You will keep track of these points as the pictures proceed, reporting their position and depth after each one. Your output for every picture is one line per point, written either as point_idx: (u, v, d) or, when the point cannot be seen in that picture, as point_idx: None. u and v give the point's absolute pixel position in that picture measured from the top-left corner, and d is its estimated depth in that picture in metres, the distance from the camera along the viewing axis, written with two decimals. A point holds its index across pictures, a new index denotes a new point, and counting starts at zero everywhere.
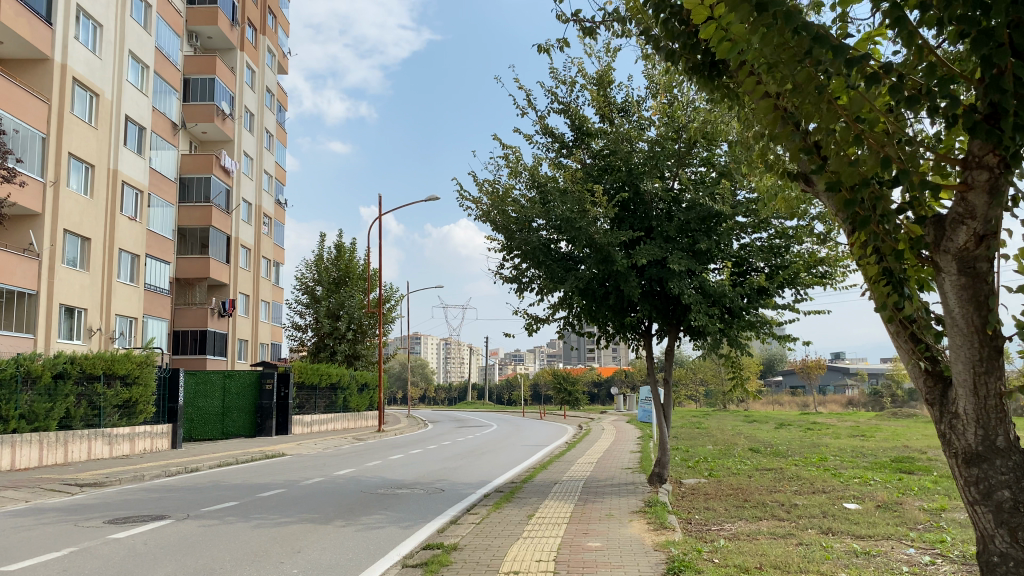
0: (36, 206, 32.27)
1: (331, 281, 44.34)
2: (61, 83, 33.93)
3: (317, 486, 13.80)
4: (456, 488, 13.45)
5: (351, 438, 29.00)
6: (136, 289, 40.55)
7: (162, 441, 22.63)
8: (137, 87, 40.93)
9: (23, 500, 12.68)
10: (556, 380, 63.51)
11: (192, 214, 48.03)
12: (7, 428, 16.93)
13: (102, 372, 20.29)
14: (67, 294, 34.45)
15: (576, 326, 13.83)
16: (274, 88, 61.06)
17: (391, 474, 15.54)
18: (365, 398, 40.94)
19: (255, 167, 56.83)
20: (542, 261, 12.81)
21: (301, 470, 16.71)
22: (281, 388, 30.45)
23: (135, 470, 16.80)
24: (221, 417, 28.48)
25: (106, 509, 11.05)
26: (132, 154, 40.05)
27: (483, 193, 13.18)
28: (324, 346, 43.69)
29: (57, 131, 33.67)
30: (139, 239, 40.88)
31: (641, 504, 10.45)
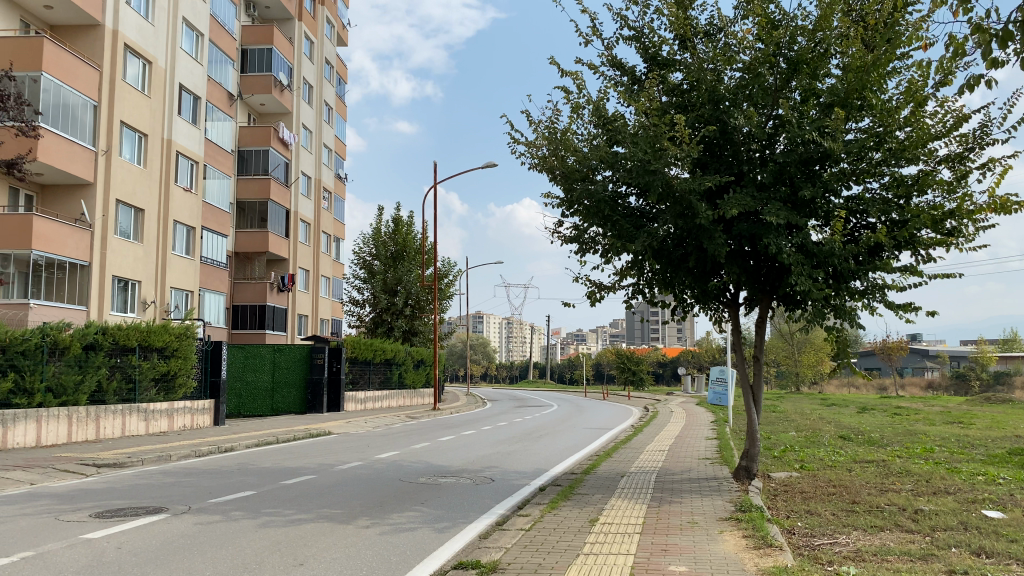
0: (88, 175, 31.46)
1: (388, 255, 42.85)
2: (112, 49, 33.00)
3: (353, 472, 12.15)
4: (507, 478, 11.63)
5: (405, 416, 27.36)
6: (191, 262, 39.75)
7: (204, 417, 21.53)
8: (192, 56, 39.89)
9: (28, 483, 11.41)
10: (620, 360, 61.15)
11: (250, 187, 46.91)
12: (32, 402, 15.90)
13: (137, 344, 19.19)
14: (120, 266, 33.69)
15: (647, 294, 11.84)
16: (333, 61, 59.75)
17: (438, 459, 13.84)
18: (421, 374, 39.73)
19: (314, 140, 55.64)
20: (609, 217, 10.87)
21: (341, 452, 15.11)
22: (333, 363, 29.17)
23: (164, 448, 15.50)
24: (271, 393, 27.18)
25: (103, 498, 9.52)
26: (187, 124, 39.15)
27: (540, 135, 11.18)
28: (381, 321, 42.38)
29: (109, 99, 32.85)
30: (195, 211, 40.01)
31: (732, 509, 8.45)
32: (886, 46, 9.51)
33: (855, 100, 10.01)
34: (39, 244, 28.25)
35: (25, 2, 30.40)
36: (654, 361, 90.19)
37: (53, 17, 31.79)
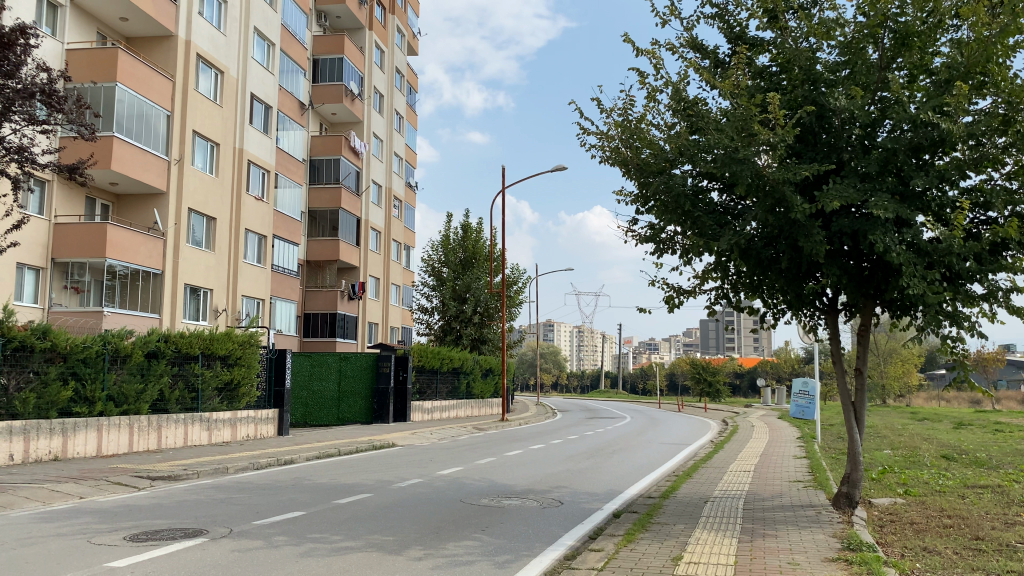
0: (161, 184, 31.66)
1: (457, 262, 42.22)
2: (185, 59, 33.30)
3: (412, 491, 11.31)
4: (576, 502, 10.60)
5: (472, 428, 26.45)
6: (263, 270, 39.82)
7: (268, 427, 21.08)
8: (264, 65, 40.12)
9: (77, 497, 10.96)
10: (695, 371, 59.21)
11: (322, 196, 46.99)
12: (93, 411, 15.67)
13: (200, 352, 18.90)
14: (192, 274, 33.85)
15: (733, 299, 10.70)
16: (404, 70, 59.77)
17: (504, 477, 12.90)
18: (490, 384, 38.95)
19: (386, 149, 55.57)
20: (689, 214, 9.84)
21: (404, 467, 14.30)
22: (399, 372, 28.48)
23: (221, 460, 14.96)
24: (337, 402, 26.71)
25: (144, 517, 8.89)
26: (259, 134, 39.36)
27: (614, 126, 10.23)
28: (450, 329, 41.71)
29: (182, 109, 33.14)
30: (266, 220, 40.12)
31: (839, 548, 7.26)
32: (1014, 11, 8.20)
33: (975, 75, 8.72)
34: (113, 251, 28.47)
35: (101, 15, 30.83)
36: (730, 371, 87.48)
37: (128, 30, 32.22)
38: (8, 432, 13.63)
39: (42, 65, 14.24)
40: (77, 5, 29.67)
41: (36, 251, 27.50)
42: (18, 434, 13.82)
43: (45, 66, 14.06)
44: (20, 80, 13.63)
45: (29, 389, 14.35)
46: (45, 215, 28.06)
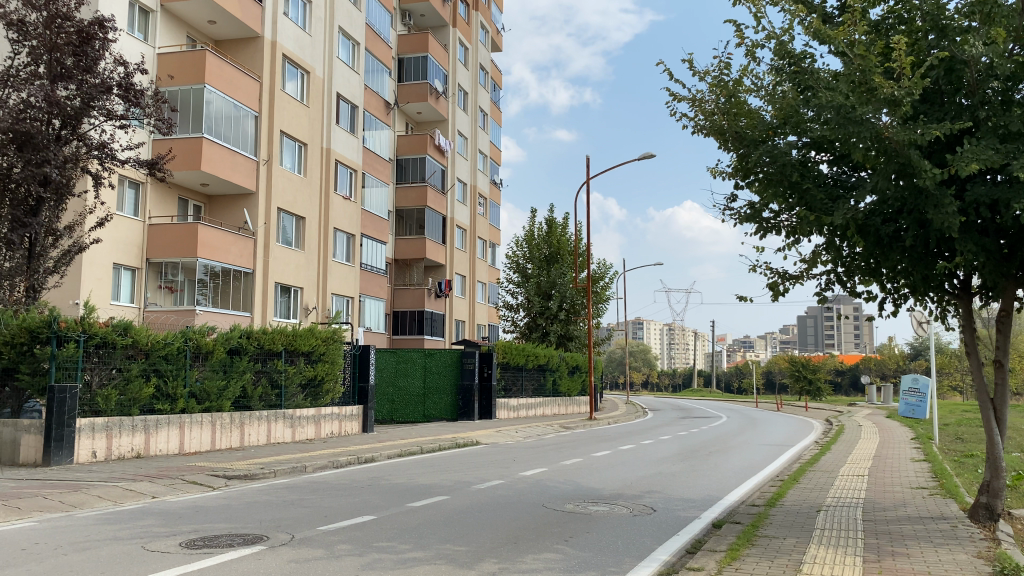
0: (250, 184, 31.93)
1: (542, 258, 41.39)
2: (271, 60, 33.55)
3: (492, 493, 10.54)
4: (672, 510, 9.59)
5: (559, 426, 25.61)
6: (352, 268, 39.83)
7: (352, 424, 20.73)
8: (349, 65, 40.14)
9: (149, 496, 10.63)
10: (793, 368, 56.76)
11: (408, 195, 46.90)
12: (175, 408, 15.55)
13: (283, 348, 18.65)
14: (282, 273, 34.07)
15: (847, 285, 9.50)
16: (488, 66, 59.25)
17: (591, 480, 11.98)
18: (577, 382, 38.04)
19: (471, 147, 55.21)
20: (797, 186, 8.74)
21: (486, 467, 13.57)
22: (483, 369, 27.82)
23: (300, 458, 14.52)
24: (423, 399, 26.15)
25: (207, 521, 8.41)
26: (346, 133, 39.42)
27: (709, 93, 9.21)
28: (536, 326, 40.89)
29: (269, 110, 33.38)
30: (355, 219, 40.15)
31: (990, 573, 6.08)
32: None
33: None
34: (204, 251, 28.79)
35: (191, 19, 31.29)
36: (830, 368, 84.01)
37: (216, 32, 32.64)
38: (90, 428, 13.58)
39: (121, 60, 14.22)
40: (168, 9, 30.17)
41: (132, 252, 28.08)
42: (101, 431, 13.76)
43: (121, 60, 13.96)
44: (99, 74, 13.63)
45: (111, 385, 14.29)
46: (140, 217, 28.65)
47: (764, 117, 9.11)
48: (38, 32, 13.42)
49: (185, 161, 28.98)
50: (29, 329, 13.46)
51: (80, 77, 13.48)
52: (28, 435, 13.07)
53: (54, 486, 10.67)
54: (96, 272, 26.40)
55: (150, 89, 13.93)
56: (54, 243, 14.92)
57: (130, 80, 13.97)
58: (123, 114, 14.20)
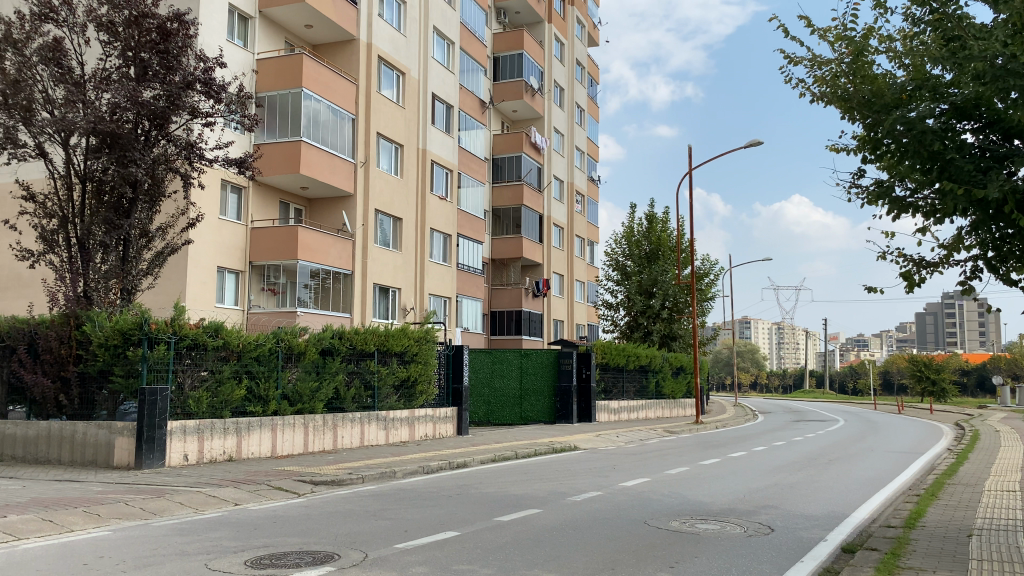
0: (348, 186, 32.00)
1: (643, 255, 40.13)
2: (368, 62, 33.57)
3: (589, 507, 9.63)
4: (795, 530, 8.44)
5: (663, 430, 24.39)
6: (450, 269, 39.50)
7: (446, 426, 20.18)
8: (444, 65, 39.88)
9: (230, 504, 10.21)
10: (915, 368, 53.35)
11: (505, 194, 46.41)
12: (267, 410, 15.34)
13: (375, 349, 18.27)
14: (380, 275, 34.02)
15: (998, 274, 8.15)
16: (585, 62, 58.16)
17: (698, 493, 10.89)
18: (681, 383, 36.60)
19: (568, 143, 54.25)
20: (939, 157, 7.48)
21: (584, 476, 12.65)
22: (581, 369, 26.83)
23: (391, 463, 13.95)
24: (519, 401, 25.44)
25: (281, 534, 7.83)
26: (441, 133, 39.16)
27: (831, 55, 8.07)
28: (638, 326, 39.57)
29: (366, 112, 33.41)
30: (451, 219, 39.84)
31: None
32: None
33: None
34: (305, 253, 28.91)
35: (289, 24, 31.61)
36: (956, 368, 78.82)
37: (313, 37, 32.89)
38: (181, 431, 13.41)
39: (204, 56, 14.25)
40: (266, 16, 30.56)
41: (236, 255, 28.51)
42: (192, 434, 13.59)
43: (202, 55, 14.06)
44: (180, 71, 13.81)
45: (203, 387, 14.13)
46: (242, 221, 29.08)
47: (896, 79, 7.90)
48: (124, 32, 13.77)
49: (284, 165, 29.17)
50: (121, 331, 13.35)
51: (162, 75, 13.72)
52: (121, 437, 12.96)
53: (139, 492, 10.39)
54: (201, 275, 26.85)
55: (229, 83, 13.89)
56: (148, 245, 14.92)
57: (208, 75, 14.05)
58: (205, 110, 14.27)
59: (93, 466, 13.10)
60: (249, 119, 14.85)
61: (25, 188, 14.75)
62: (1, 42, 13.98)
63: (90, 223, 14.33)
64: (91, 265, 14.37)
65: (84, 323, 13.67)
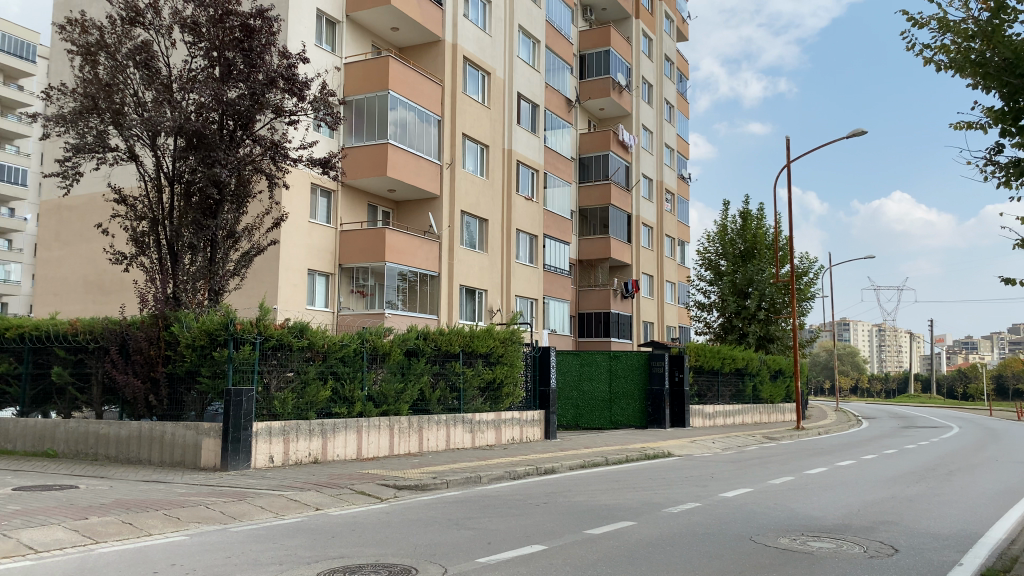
0: (434, 187, 31.87)
1: (736, 254, 38.72)
2: (453, 63, 33.41)
3: (687, 520, 8.89)
4: (925, 552, 7.50)
5: (761, 436, 23.20)
6: (536, 270, 38.98)
7: (534, 430, 19.66)
8: (530, 64, 39.45)
9: (314, 509, 9.95)
10: None
11: (592, 193, 45.63)
12: (352, 412, 15.14)
13: (460, 350, 17.87)
14: (467, 276, 33.79)
15: None
16: (674, 57, 56.77)
17: (810, 507, 9.99)
18: (781, 387, 35.03)
19: (656, 141, 53.05)
20: None
21: (680, 485, 11.87)
22: (674, 372, 26.08)
23: (476, 468, 13.47)
24: (609, 405, 24.69)
25: (359, 544, 7.41)
26: (527, 133, 38.70)
27: (963, 17, 7.13)
28: (733, 327, 38.14)
29: (452, 113, 33.26)
30: (537, 219, 39.32)
31: None
32: None
33: None
34: (393, 255, 28.85)
35: (375, 28, 31.73)
36: None
37: (399, 40, 32.95)
38: (267, 432, 13.29)
39: (287, 53, 14.20)
40: (353, 19, 30.73)
41: (325, 258, 28.73)
42: (278, 435, 13.46)
43: (284, 52, 14.02)
44: (262, 68, 13.78)
45: (288, 388, 14.00)
46: (332, 224, 29.30)
47: None
48: (208, 32, 13.84)
49: (371, 167, 29.18)
50: (208, 331, 13.32)
51: (246, 74, 13.72)
52: (208, 438, 12.92)
53: (221, 495, 10.22)
54: (292, 278, 27.12)
55: (310, 80, 13.79)
56: (234, 246, 14.87)
57: (290, 72, 14.01)
58: (286, 108, 14.23)
59: (182, 466, 13.11)
60: (331, 117, 14.72)
61: (116, 191, 14.94)
62: (94, 47, 14.23)
63: (179, 225, 14.39)
64: (181, 266, 14.51)
65: (172, 324, 13.71)
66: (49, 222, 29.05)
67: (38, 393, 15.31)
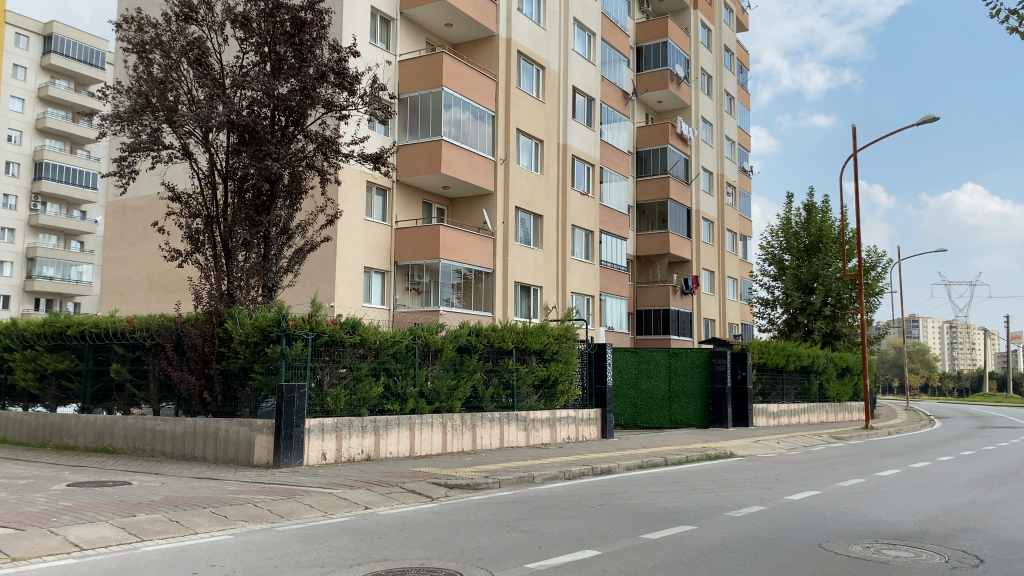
0: (489, 183, 31.62)
1: (801, 248, 37.60)
2: (507, 58, 33.12)
3: (750, 524, 8.40)
4: (1015, 563, 6.88)
5: (828, 436, 22.35)
6: (593, 266, 38.46)
7: (590, 429, 19.25)
8: (585, 58, 38.93)
9: (363, 508, 9.73)
10: None
11: (650, 188, 44.87)
12: (405, 409, 14.96)
13: (514, 346, 17.57)
14: (522, 273, 33.47)
15: None
16: (734, 47, 55.53)
17: (884, 511, 9.38)
18: (848, 385, 33.87)
19: (716, 134, 51.95)
20: None
21: (743, 487, 11.34)
22: (737, 370, 25.28)
23: (531, 467, 13.14)
24: (668, 403, 24.12)
25: (405, 546, 7.12)
26: (582, 127, 38.20)
27: None
28: (797, 324, 37.05)
29: (506, 108, 32.98)
30: (594, 215, 38.79)
31: None
32: None
33: None
34: (447, 252, 28.69)
35: (429, 24, 31.65)
36: None
37: (453, 35, 32.80)
38: (320, 429, 13.16)
39: (338, 47, 14.10)
40: (407, 16, 30.71)
41: (381, 255, 28.74)
42: (331, 432, 13.33)
43: (334, 46, 13.91)
44: (313, 63, 13.71)
45: (341, 385, 13.85)
46: (387, 221, 29.30)
47: None
48: (259, 27, 13.81)
49: (426, 164, 29.07)
50: (260, 328, 13.28)
51: (296, 68, 13.64)
52: (261, 435, 12.85)
53: (271, 492, 10.09)
54: (349, 276, 27.19)
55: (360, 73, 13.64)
56: (287, 243, 14.81)
57: (340, 65, 13.89)
58: (337, 102, 14.12)
59: (235, 463, 13.06)
60: (382, 111, 14.56)
61: (171, 188, 15.02)
62: (149, 45, 14.35)
63: (232, 222, 14.37)
64: (234, 263, 14.51)
65: (226, 320, 13.73)
66: (114, 223, 29.69)
67: (98, 390, 15.48)
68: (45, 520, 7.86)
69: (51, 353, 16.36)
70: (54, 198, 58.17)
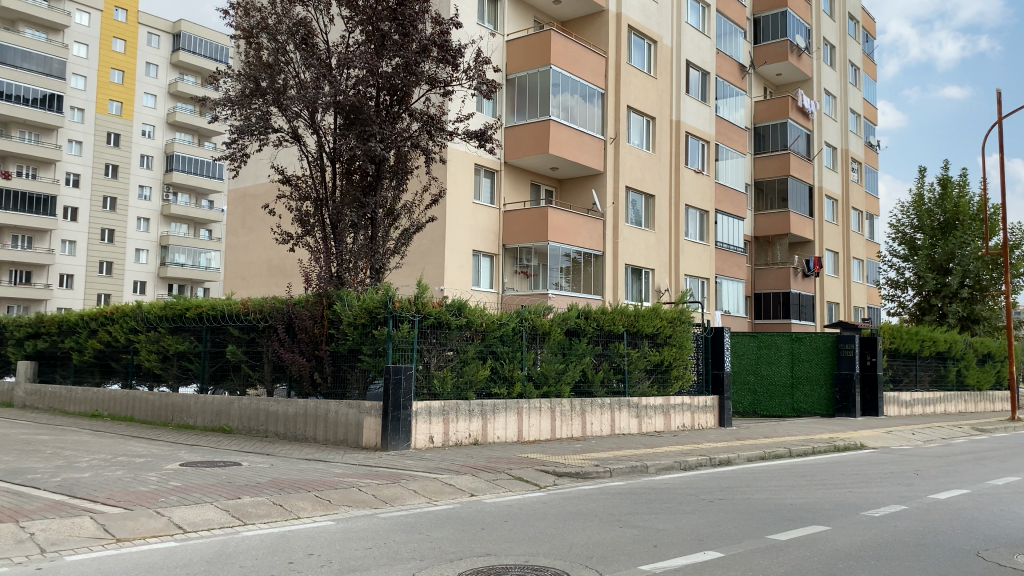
0: (599, 163, 30.86)
1: (935, 226, 35.07)
2: (617, 33, 32.17)
3: (892, 527, 7.53)
4: None
5: (970, 427, 20.63)
6: (707, 247, 37.13)
7: (707, 416, 18.40)
8: (699, 30, 37.46)
9: (466, 496, 9.37)
10: None
11: (769, 165, 42.94)
12: (512, 393, 14.60)
13: (625, 330, 16.93)
14: (633, 255, 32.59)
15: None
16: (859, 15, 52.39)
17: None
18: (990, 373, 31.43)
19: (840, 107, 49.23)
20: None
21: (878, 483, 10.36)
22: (865, 357, 23.76)
23: (643, 455, 12.52)
24: (791, 391, 22.89)
25: (510, 540, 6.67)
26: (696, 103, 36.82)
27: None
28: (931, 307, 34.68)
29: (616, 85, 32.09)
30: (709, 194, 37.40)
31: None
32: None
33: None
34: (556, 234, 28.17)
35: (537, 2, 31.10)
36: None
37: (561, 12, 32.13)
38: (427, 412, 12.95)
39: (440, 20, 13.77)
40: None
41: (489, 238, 28.52)
42: (438, 415, 13.10)
43: (436, 18, 13.58)
44: (416, 38, 13.43)
45: (448, 367, 13.61)
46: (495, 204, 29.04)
47: None
48: (363, 4, 13.63)
49: (534, 145, 28.59)
50: (368, 309, 13.16)
51: (400, 44, 13.38)
52: (369, 417, 12.74)
53: (376, 476, 9.89)
54: (457, 258, 27.11)
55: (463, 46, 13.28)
56: (394, 224, 14.65)
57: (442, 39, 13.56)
58: (440, 77, 13.81)
59: (344, 445, 13.03)
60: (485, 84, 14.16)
61: (281, 172, 15.07)
62: (257, 29, 14.40)
63: (341, 205, 14.31)
64: (343, 245, 14.48)
65: (335, 302, 13.70)
66: (235, 210, 30.65)
67: (216, 371, 15.83)
68: (153, 500, 7.86)
69: (173, 335, 16.87)
70: (184, 189, 61.00)
